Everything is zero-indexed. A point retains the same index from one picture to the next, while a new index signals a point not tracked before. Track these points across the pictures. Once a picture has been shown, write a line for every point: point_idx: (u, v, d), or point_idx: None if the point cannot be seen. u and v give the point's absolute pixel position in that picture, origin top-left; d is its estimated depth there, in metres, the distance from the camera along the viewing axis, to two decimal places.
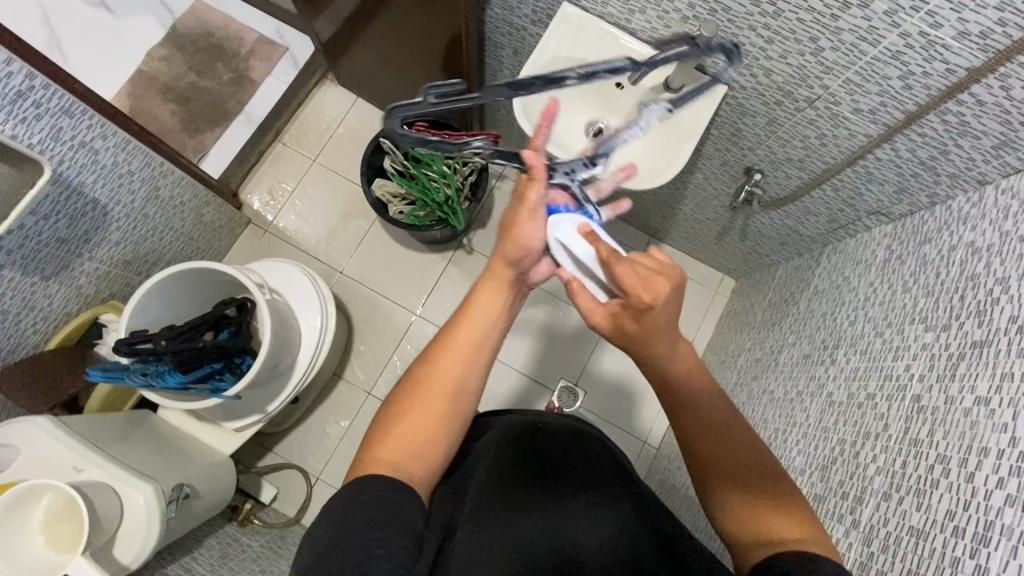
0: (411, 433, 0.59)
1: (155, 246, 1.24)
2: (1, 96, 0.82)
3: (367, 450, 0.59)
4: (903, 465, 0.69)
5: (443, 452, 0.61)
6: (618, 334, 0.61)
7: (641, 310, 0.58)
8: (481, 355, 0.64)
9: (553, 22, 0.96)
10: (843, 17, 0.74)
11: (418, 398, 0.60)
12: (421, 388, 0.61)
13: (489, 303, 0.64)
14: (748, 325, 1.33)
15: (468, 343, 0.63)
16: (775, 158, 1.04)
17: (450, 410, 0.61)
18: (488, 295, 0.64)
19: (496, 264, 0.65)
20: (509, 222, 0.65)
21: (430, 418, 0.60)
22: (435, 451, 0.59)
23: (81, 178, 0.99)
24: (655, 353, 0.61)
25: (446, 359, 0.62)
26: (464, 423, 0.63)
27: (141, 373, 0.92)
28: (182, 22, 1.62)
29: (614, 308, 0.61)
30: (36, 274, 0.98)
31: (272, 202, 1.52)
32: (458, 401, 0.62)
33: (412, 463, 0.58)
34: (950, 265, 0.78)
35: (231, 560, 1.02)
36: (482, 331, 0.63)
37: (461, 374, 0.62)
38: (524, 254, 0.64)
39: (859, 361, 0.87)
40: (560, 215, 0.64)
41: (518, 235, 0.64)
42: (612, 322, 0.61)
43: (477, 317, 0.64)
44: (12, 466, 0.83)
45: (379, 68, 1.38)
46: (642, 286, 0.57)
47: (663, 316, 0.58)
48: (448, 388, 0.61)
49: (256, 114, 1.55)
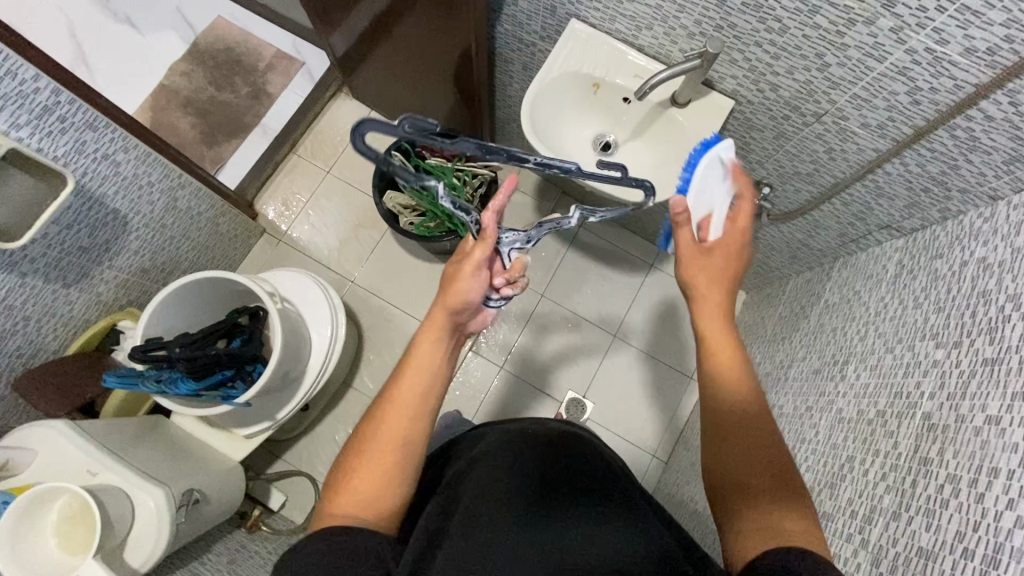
0: (364, 481, 0.60)
1: (173, 256, 1.27)
2: (29, 111, 0.86)
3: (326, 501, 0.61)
4: (913, 484, 0.68)
5: (398, 495, 0.62)
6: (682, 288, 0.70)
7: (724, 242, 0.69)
8: (425, 404, 0.65)
9: (562, 38, 0.98)
10: (848, 34, 0.75)
11: (370, 446, 0.62)
12: (373, 437, 0.62)
13: (434, 353, 0.66)
14: (758, 338, 1.32)
15: (410, 396, 0.64)
16: (783, 172, 1.04)
17: (401, 457, 0.62)
18: (428, 345, 0.66)
19: (435, 312, 0.67)
20: (451, 274, 0.67)
21: (381, 470, 0.61)
22: (388, 497, 0.61)
23: (103, 189, 1.02)
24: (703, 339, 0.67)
25: (390, 414, 0.63)
26: (417, 468, 0.64)
27: (155, 380, 0.94)
28: (203, 38, 1.67)
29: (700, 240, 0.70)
30: (57, 281, 1.01)
31: (287, 212, 1.55)
32: (408, 450, 0.63)
33: (368, 511, 0.59)
34: (962, 281, 0.77)
35: (238, 566, 1.03)
36: (427, 379, 0.65)
37: (411, 424, 0.63)
38: (463, 306, 0.67)
39: (869, 378, 0.86)
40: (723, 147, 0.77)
41: (457, 286, 0.66)
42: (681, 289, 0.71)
43: (421, 367, 0.65)
44: (28, 469, 0.85)
45: (392, 82, 1.41)
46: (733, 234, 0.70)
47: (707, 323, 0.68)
48: (400, 439, 0.62)
49: (272, 126, 1.59)
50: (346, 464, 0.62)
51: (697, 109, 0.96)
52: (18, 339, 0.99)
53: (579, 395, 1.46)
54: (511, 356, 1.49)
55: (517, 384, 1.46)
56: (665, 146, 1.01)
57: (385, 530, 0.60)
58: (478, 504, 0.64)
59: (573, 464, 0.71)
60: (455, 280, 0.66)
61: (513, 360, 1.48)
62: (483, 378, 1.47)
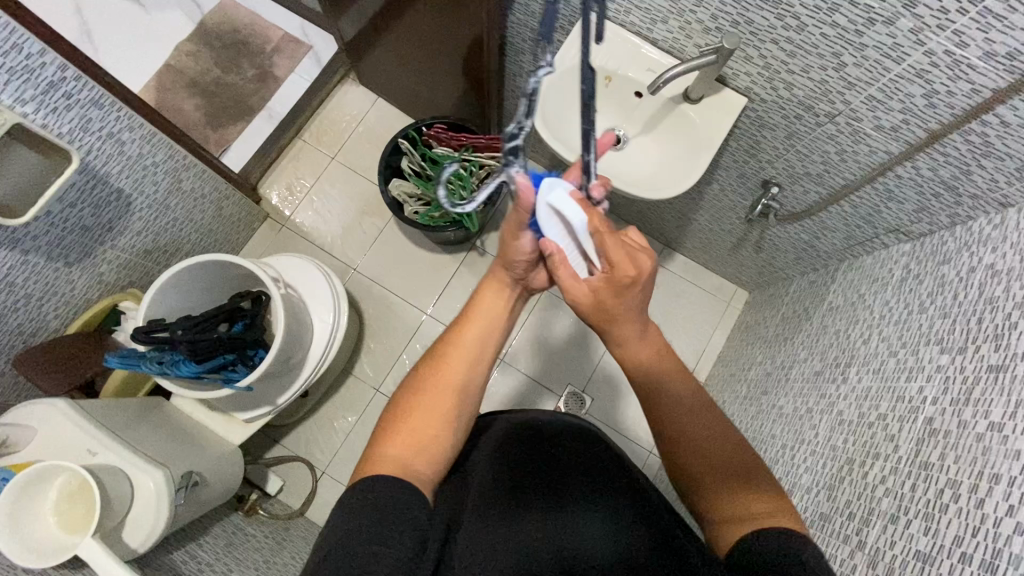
0: (418, 429, 0.61)
1: (176, 237, 1.26)
2: (34, 86, 0.85)
3: (370, 451, 0.60)
4: (913, 488, 0.68)
5: (451, 449, 0.62)
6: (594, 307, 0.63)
7: (625, 284, 0.61)
8: (485, 355, 0.67)
9: (575, 29, 0.97)
10: (867, 33, 0.74)
11: (429, 390, 0.64)
12: (431, 381, 0.65)
13: (494, 305, 0.69)
14: (759, 338, 1.32)
15: (472, 343, 0.67)
16: (793, 172, 1.03)
17: (457, 406, 0.64)
18: (490, 295, 0.69)
19: (497, 269, 0.69)
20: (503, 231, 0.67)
21: (438, 417, 0.63)
22: (439, 448, 0.61)
23: (107, 168, 1.01)
24: (625, 334, 0.65)
25: (452, 360, 0.66)
26: (469, 420, 0.65)
27: (157, 361, 0.93)
28: (210, 18, 1.65)
29: (595, 284, 0.62)
30: (59, 260, 1.00)
31: (290, 197, 1.54)
32: (464, 398, 0.65)
33: (419, 460, 0.60)
34: (969, 287, 0.77)
35: (235, 549, 1.03)
36: (487, 330, 0.68)
37: (468, 370, 0.66)
38: (522, 259, 0.66)
39: (871, 382, 0.86)
40: (553, 182, 0.60)
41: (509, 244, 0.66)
42: (592, 298, 0.63)
43: (482, 317, 0.68)
44: (28, 447, 0.85)
45: (400, 69, 1.39)
46: (626, 261, 0.61)
47: (636, 298, 0.62)
48: (458, 385, 0.65)
49: (278, 110, 1.58)
50: (398, 412, 0.63)
51: (709, 106, 0.95)
52: (19, 317, 0.98)
53: (580, 389, 1.46)
54: (514, 347, 1.49)
55: (518, 376, 1.47)
56: (676, 142, 1.00)
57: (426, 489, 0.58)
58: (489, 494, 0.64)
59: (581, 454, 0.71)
60: (512, 238, 0.65)
61: (514, 352, 1.48)
62: None
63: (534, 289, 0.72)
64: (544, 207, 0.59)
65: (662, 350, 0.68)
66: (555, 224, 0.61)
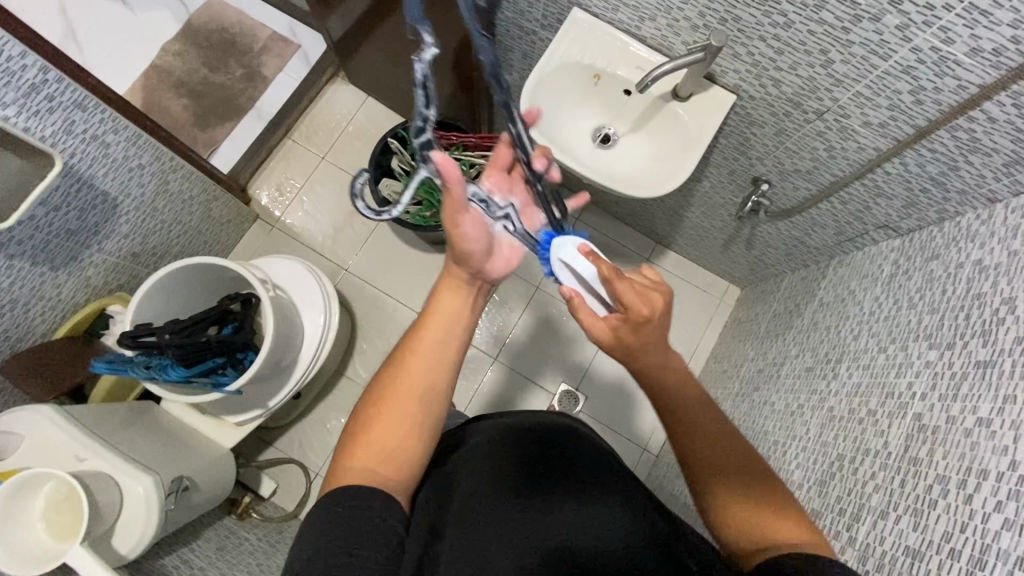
0: (378, 437, 0.60)
1: (164, 239, 1.25)
2: (16, 89, 0.83)
3: (339, 461, 0.60)
4: (902, 484, 0.69)
5: (418, 449, 0.61)
6: (617, 344, 0.63)
7: (641, 322, 0.60)
8: (447, 353, 0.65)
9: (563, 26, 0.96)
10: (854, 30, 0.74)
11: (387, 398, 0.62)
12: (388, 390, 0.63)
13: (452, 302, 0.68)
14: (752, 335, 1.33)
15: (433, 342, 0.65)
16: (782, 169, 1.03)
17: (420, 410, 0.62)
18: (448, 294, 0.68)
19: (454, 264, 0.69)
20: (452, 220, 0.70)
21: (401, 425, 0.61)
22: (406, 452, 0.60)
23: (92, 171, 1.00)
24: (646, 367, 0.63)
25: (411, 362, 0.64)
26: (437, 421, 0.63)
27: (145, 366, 0.93)
28: (197, 17, 1.64)
29: (614, 322, 0.62)
30: (45, 264, 0.99)
31: (281, 197, 1.53)
32: (427, 402, 0.63)
33: (384, 466, 0.59)
34: (957, 282, 0.77)
35: (228, 552, 1.03)
36: (446, 327, 0.66)
37: (429, 371, 0.64)
38: (472, 250, 0.67)
39: (861, 378, 0.87)
40: (562, 238, 0.72)
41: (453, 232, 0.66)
42: (612, 334, 0.62)
43: (441, 316, 0.66)
44: (14, 454, 0.84)
45: (390, 67, 1.38)
46: (641, 300, 0.60)
47: (658, 331, 0.61)
48: (420, 387, 0.63)
49: (267, 110, 1.56)
50: (359, 423, 0.62)
51: (698, 104, 0.95)
52: (4, 323, 0.97)
53: (572, 387, 1.46)
54: (506, 347, 1.48)
55: (509, 374, 1.47)
56: (666, 140, 1.00)
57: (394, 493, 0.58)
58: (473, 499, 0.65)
59: (566, 454, 0.71)
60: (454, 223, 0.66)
61: (505, 351, 1.48)
62: (477, 369, 1.47)
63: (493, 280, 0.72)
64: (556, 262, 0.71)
65: (683, 378, 0.65)
66: (568, 277, 0.70)
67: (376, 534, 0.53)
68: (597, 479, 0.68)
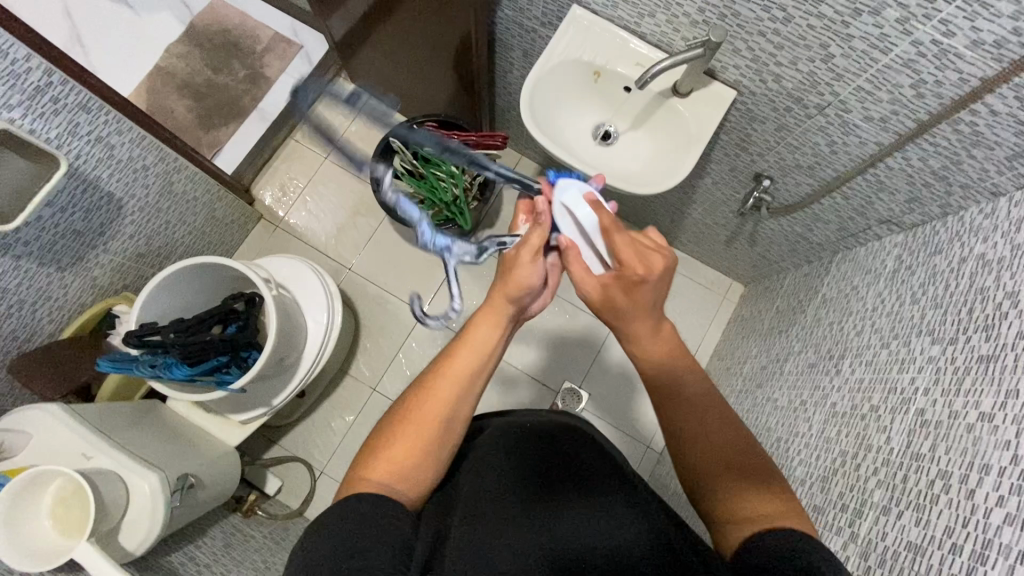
0: (400, 456, 0.61)
1: (169, 240, 1.26)
2: (21, 91, 0.84)
3: (355, 470, 0.61)
4: (904, 480, 0.68)
5: (432, 472, 0.62)
6: (608, 306, 0.66)
7: (634, 281, 0.63)
8: (475, 385, 0.66)
9: (563, 24, 0.96)
10: (853, 24, 0.73)
11: (412, 422, 0.63)
12: (416, 413, 0.63)
13: (487, 334, 0.66)
14: (755, 332, 1.32)
15: (463, 373, 0.65)
16: (784, 164, 1.03)
17: (441, 438, 0.63)
18: (486, 325, 0.67)
19: (496, 296, 0.67)
20: (511, 260, 0.66)
21: (421, 448, 0.62)
22: (421, 475, 0.61)
23: (97, 172, 1.01)
24: (638, 332, 0.66)
25: (440, 389, 0.64)
26: (453, 449, 0.64)
27: (150, 365, 0.93)
28: (200, 19, 1.65)
29: (605, 279, 0.65)
30: (52, 265, 1.00)
31: (284, 197, 1.54)
32: (451, 430, 0.64)
33: (399, 484, 0.60)
34: (960, 277, 0.77)
35: (233, 549, 1.04)
36: (479, 358, 0.66)
37: (458, 404, 0.64)
38: (525, 290, 0.66)
39: (864, 373, 0.86)
40: (567, 181, 0.69)
41: (517, 274, 0.65)
42: (603, 292, 0.65)
43: (474, 345, 0.66)
44: (23, 451, 0.85)
45: (391, 67, 1.39)
46: (638, 260, 0.63)
47: (651, 292, 0.63)
48: (443, 416, 0.63)
49: (270, 111, 1.58)
50: (380, 439, 0.62)
51: (698, 99, 0.94)
52: (12, 323, 0.98)
53: (576, 385, 1.46)
54: (509, 345, 1.49)
55: (513, 373, 1.47)
56: (667, 136, 1.00)
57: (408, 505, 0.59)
58: (477, 495, 0.64)
59: (565, 455, 0.71)
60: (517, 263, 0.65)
61: (508, 350, 1.49)
62: None
63: (526, 316, 0.72)
64: (559, 206, 0.68)
65: (675, 348, 0.68)
66: (567, 220, 0.68)
67: (385, 534, 0.53)
68: (595, 476, 0.68)
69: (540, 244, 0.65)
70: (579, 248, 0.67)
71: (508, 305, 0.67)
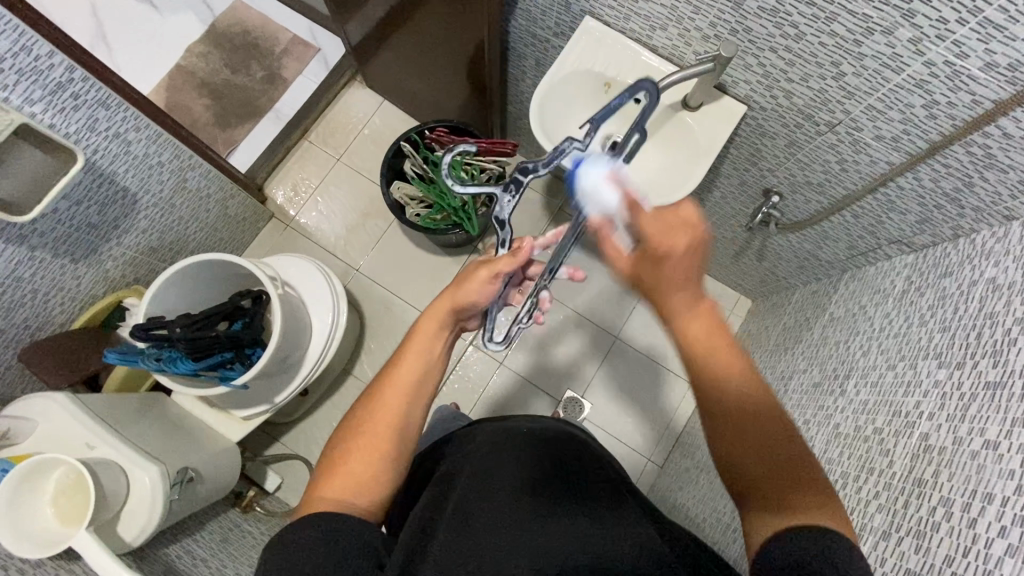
0: (356, 468, 0.62)
1: (181, 236, 1.28)
2: (42, 87, 0.86)
3: (316, 484, 0.63)
4: (905, 505, 0.67)
5: (389, 481, 0.64)
6: (638, 276, 0.61)
7: (659, 256, 0.59)
8: (421, 391, 0.67)
9: (574, 35, 0.97)
10: (866, 43, 0.73)
11: (364, 434, 0.64)
12: (365, 425, 0.64)
13: (429, 340, 0.68)
14: (761, 348, 1.31)
15: (408, 380, 0.67)
16: (794, 181, 1.02)
17: (394, 445, 0.64)
18: (428, 333, 0.68)
19: (438, 306, 0.69)
20: (469, 273, 0.68)
21: (375, 456, 0.63)
22: (377, 483, 0.63)
23: (113, 167, 1.03)
24: (675, 306, 0.60)
25: (388, 399, 0.65)
26: (408, 456, 0.66)
27: (155, 358, 0.94)
28: (221, 20, 1.68)
29: (636, 259, 0.61)
30: (66, 256, 1.03)
31: (295, 197, 1.56)
32: (404, 437, 0.65)
33: (357, 494, 0.61)
34: (970, 301, 0.76)
35: (230, 545, 1.05)
36: (423, 365, 0.68)
37: (405, 411, 0.66)
38: (468, 303, 0.68)
39: (869, 395, 0.85)
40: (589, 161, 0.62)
41: (464, 286, 0.68)
42: (633, 271, 0.61)
43: (416, 353, 0.68)
44: (27, 439, 0.86)
45: (407, 72, 1.40)
46: (666, 234, 0.58)
47: (679, 267, 0.59)
48: (395, 423, 0.65)
49: (285, 112, 1.60)
50: (338, 451, 0.64)
51: (708, 112, 0.94)
52: (25, 311, 1.01)
53: (578, 394, 1.46)
54: (513, 351, 1.49)
55: (515, 378, 1.47)
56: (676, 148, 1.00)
57: (370, 516, 0.61)
58: (467, 502, 0.63)
59: (554, 461, 0.70)
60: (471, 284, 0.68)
61: (512, 355, 1.49)
62: (482, 372, 1.48)
63: (463, 326, 0.74)
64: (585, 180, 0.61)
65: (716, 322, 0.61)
66: (593, 207, 0.61)
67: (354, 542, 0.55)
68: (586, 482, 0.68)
69: (505, 271, 0.66)
70: (611, 227, 0.61)
71: (452, 313, 0.69)
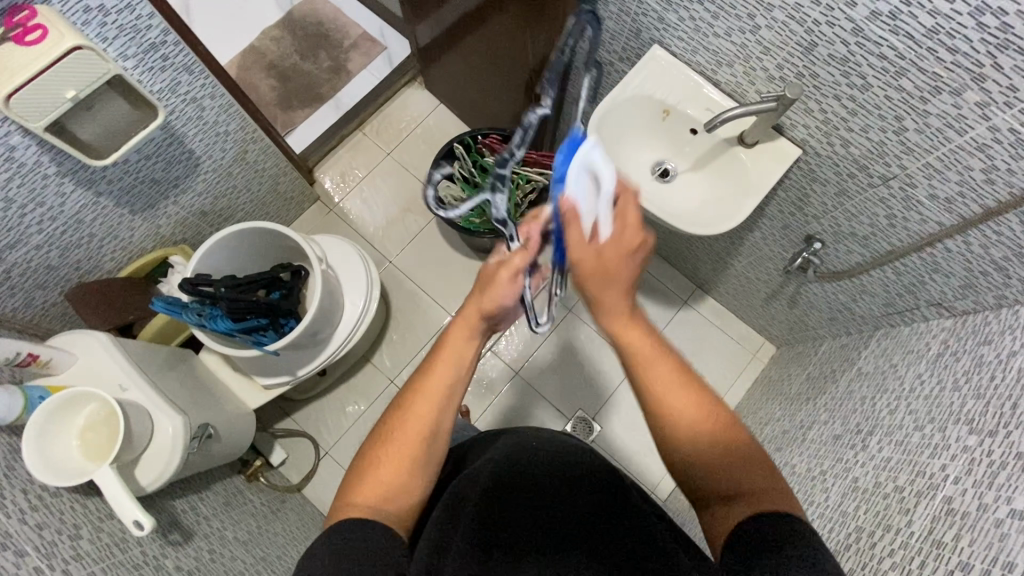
0: (388, 478, 0.63)
1: (231, 204, 1.33)
2: (138, 45, 0.92)
3: (344, 495, 0.63)
4: (920, 565, 0.66)
5: (422, 485, 0.64)
6: (594, 272, 0.61)
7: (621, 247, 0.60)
8: (452, 397, 0.67)
9: (642, 60, 0.99)
10: (931, 101, 0.74)
11: (395, 441, 0.64)
12: (397, 432, 0.65)
13: (462, 345, 0.67)
14: (781, 395, 1.30)
15: (441, 387, 0.66)
16: (839, 231, 1.03)
17: (425, 451, 0.65)
18: (460, 336, 0.67)
19: (468, 310, 0.67)
20: (490, 276, 0.67)
21: (407, 461, 0.64)
22: (410, 487, 0.63)
23: (185, 129, 1.09)
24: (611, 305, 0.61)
25: (419, 407, 0.65)
26: (439, 460, 0.67)
27: (197, 313, 0.97)
28: (299, 9, 1.76)
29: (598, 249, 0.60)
30: (126, 207, 1.08)
31: (342, 184, 1.61)
32: (433, 440, 0.65)
33: (390, 502, 0.62)
34: (1007, 370, 0.75)
35: (232, 509, 1.07)
36: (455, 372, 0.67)
37: (436, 418, 0.65)
38: (499, 306, 0.66)
39: (892, 453, 0.84)
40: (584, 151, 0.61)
41: (493, 291, 0.66)
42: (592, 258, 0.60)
43: (449, 360, 0.67)
44: (65, 373, 0.90)
45: (467, 78, 1.45)
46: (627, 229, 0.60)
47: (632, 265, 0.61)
48: (426, 430, 0.65)
49: (345, 102, 1.66)
50: (368, 458, 0.65)
51: (763, 151, 0.96)
52: (81, 252, 1.06)
53: (589, 416, 1.45)
54: (529, 363, 1.50)
55: (527, 391, 1.47)
56: (725, 182, 1.02)
57: (399, 528, 0.61)
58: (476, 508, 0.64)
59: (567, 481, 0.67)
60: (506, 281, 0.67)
61: (528, 368, 1.50)
62: (497, 379, 1.49)
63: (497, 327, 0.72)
64: (581, 165, 0.61)
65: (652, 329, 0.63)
66: (584, 180, 0.61)
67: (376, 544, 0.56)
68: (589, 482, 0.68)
69: (522, 265, 0.66)
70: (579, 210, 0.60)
71: (482, 318, 0.67)
